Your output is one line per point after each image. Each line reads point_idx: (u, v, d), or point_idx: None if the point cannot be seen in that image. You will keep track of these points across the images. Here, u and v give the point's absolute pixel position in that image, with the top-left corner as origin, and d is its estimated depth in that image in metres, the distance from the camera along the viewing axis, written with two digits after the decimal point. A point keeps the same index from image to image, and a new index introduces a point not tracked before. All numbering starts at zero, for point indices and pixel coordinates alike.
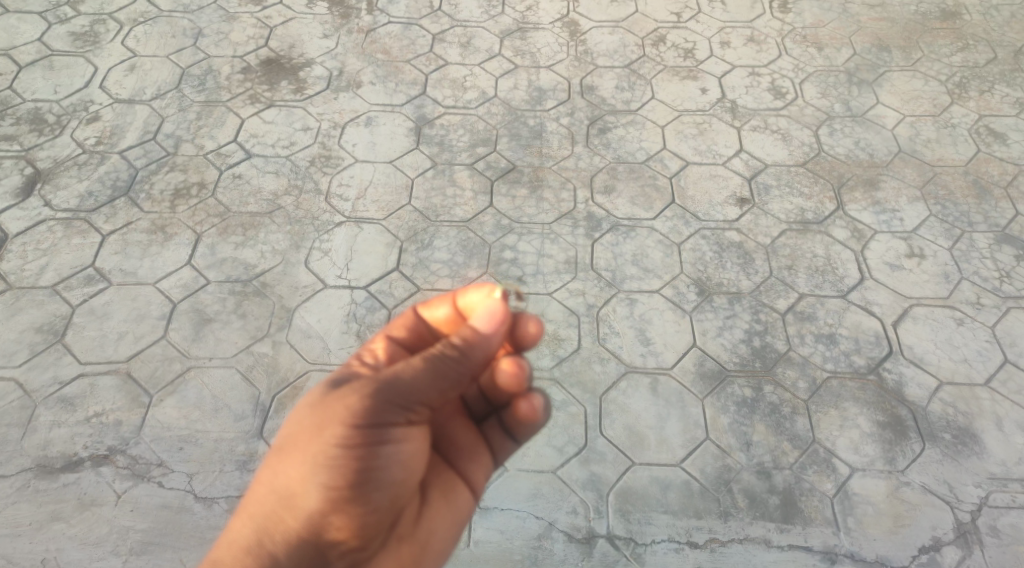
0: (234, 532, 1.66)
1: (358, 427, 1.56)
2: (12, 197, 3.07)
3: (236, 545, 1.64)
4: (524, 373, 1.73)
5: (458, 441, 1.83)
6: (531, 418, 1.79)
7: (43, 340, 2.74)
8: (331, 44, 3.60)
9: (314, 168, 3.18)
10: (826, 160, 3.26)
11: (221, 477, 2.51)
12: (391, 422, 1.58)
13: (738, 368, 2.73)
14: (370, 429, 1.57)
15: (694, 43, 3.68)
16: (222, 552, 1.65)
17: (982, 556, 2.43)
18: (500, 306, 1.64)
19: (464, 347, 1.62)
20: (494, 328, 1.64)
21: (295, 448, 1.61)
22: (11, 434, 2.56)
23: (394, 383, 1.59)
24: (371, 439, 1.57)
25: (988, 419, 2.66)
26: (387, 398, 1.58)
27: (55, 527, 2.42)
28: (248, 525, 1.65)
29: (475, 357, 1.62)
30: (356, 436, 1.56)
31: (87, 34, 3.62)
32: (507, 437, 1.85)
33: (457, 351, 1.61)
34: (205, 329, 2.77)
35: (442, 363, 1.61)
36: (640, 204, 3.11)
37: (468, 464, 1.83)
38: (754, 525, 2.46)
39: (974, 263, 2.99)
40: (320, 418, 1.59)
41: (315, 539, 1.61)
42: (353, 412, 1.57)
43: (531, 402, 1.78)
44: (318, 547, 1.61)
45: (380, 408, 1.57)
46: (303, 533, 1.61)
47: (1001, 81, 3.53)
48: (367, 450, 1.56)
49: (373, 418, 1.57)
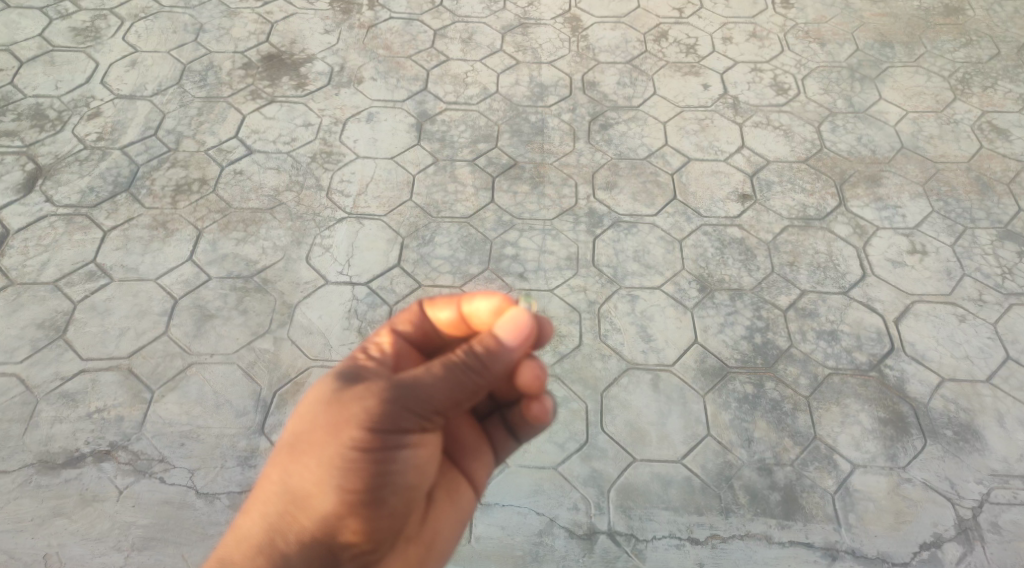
0: (242, 528, 1.65)
1: (375, 432, 1.56)
2: (14, 193, 3.07)
3: (244, 543, 1.63)
4: (542, 377, 1.70)
5: (462, 440, 1.82)
6: (540, 419, 1.78)
7: (45, 336, 2.74)
8: (332, 40, 3.60)
9: (316, 164, 3.18)
10: (828, 156, 3.26)
11: (223, 473, 2.51)
12: (406, 428, 1.58)
13: (740, 364, 2.73)
14: (386, 435, 1.56)
15: (695, 38, 3.67)
16: (231, 549, 1.63)
17: (983, 552, 2.42)
18: (525, 317, 1.60)
19: (484, 357, 1.58)
20: (517, 341, 1.59)
21: (308, 448, 1.60)
22: (13, 429, 2.56)
23: (412, 388, 1.57)
24: (386, 444, 1.56)
25: (989, 416, 2.65)
26: (403, 404, 1.56)
27: (57, 523, 2.42)
28: (259, 522, 1.64)
29: (495, 369, 1.59)
30: (372, 440, 1.56)
31: (88, 30, 3.61)
32: (510, 437, 1.86)
33: (477, 361, 1.58)
34: (206, 325, 2.78)
35: (460, 372, 1.57)
36: (641, 200, 3.11)
37: (472, 463, 1.82)
38: (755, 521, 2.46)
39: (976, 259, 2.98)
40: (335, 419, 1.58)
41: (328, 540, 1.61)
42: (370, 416, 1.56)
43: (543, 404, 1.76)
44: (329, 547, 1.61)
45: (397, 413, 1.56)
46: (316, 534, 1.60)
47: (1004, 76, 3.52)
48: (383, 455, 1.56)
49: (390, 423, 1.56)
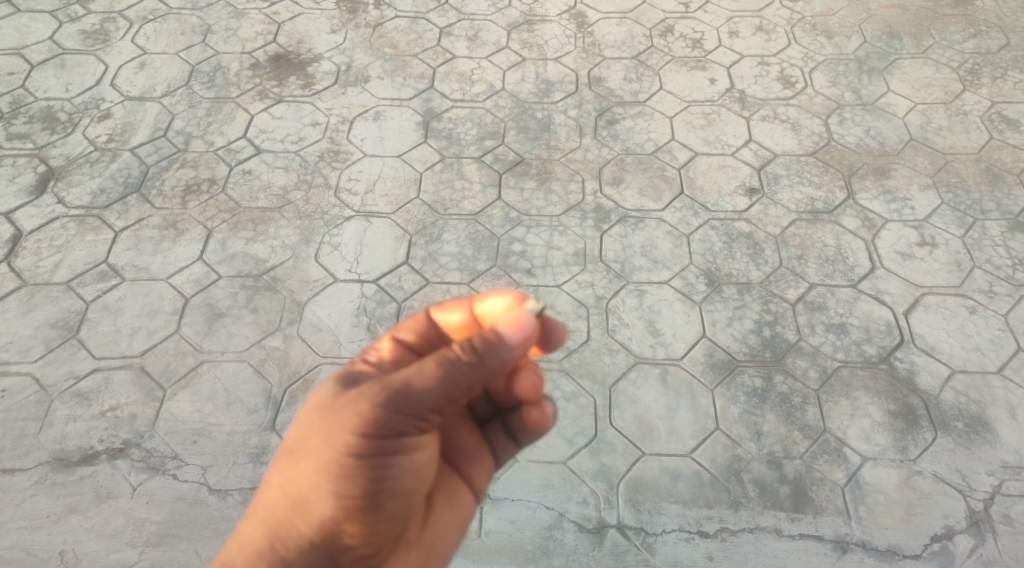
0: (243, 534, 1.66)
1: (370, 437, 1.57)
2: (27, 195, 3.11)
3: (246, 548, 1.64)
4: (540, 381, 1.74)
5: (461, 444, 1.83)
6: (540, 426, 1.79)
7: (59, 336, 2.77)
8: (339, 40, 3.61)
9: (324, 163, 3.20)
10: (836, 149, 3.25)
11: (234, 469, 2.53)
12: (401, 432, 1.58)
13: (749, 358, 2.73)
14: (381, 439, 1.57)
15: (701, 33, 3.67)
16: (233, 554, 1.64)
17: (995, 544, 2.42)
18: (527, 315, 1.59)
19: (482, 352, 1.57)
20: (518, 336, 1.58)
21: (307, 455, 1.61)
22: (28, 428, 2.60)
23: (405, 391, 1.57)
24: (382, 449, 1.57)
25: (1000, 407, 2.64)
26: (397, 409, 1.57)
27: (73, 519, 2.45)
28: (260, 528, 1.65)
29: (491, 364, 1.57)
30: (368, 446, 1.57)
31: (97, 33, 3.65)
32: (510, 441, 1.84)
33: (471, 357, 1.56)
34: (217, 323, 2.80)
35: (455, 369, 1.56)
36: (648, 195, 3.11)
37: (471, 468, 1.83)
38: (764, 515, 2.46)
39: (987, 251, 2.97)
40: (330, 426, 1.59)
41: (327, 545, 1.61)
42: (364, 421, 1.57)
43: (543, 410, 1.78)
44: (330, 552, 1.62)
45: (390, 418, 1.57)
46: (316, 539, 1.61)
47: (1014, 67, 3.50)
48: (378, 460, 1.57)
49: (385, 428, 1.57)
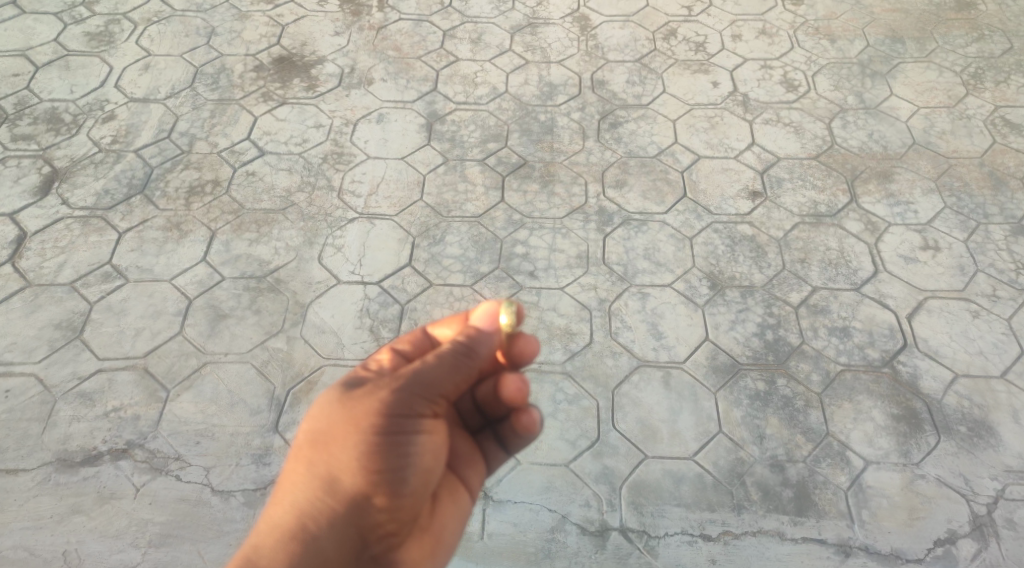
0: (271, 518, 1.62)
1: (389, 418, 1.57)
2: (30, 196, 3.11)
3: (275, 529, 1.60)
4: (526, 388, 1.74)
5: (456, 449, 1.82)
6: (529, 430, 1.81)
7: (62, 336, 2.77)
8: (342, 42, 3.62)
9: (327, 164, 3.21)
10: (839, 153, 3.25)
11: (237, 470, 2.53)
12: (417, 413, 1.60)
13: (752, 362, 2.73)
14: (399, 420, 1.58)
15: (705, 36, 3.67)
16: (264, 536, 1.60)
17: (998, 549, 2.41)
18: (497, 306, 1.72)
19: (469, 342, 1.66)
20: (494, 327, 1.70)
21: (333, 438, 1.59)
22: (32, 428, 2.60)
23: (418, 375, 1.61)
24: (401, 429, 1.58)
25: (1004, 412, 2.63)
26: (413, 391, 1.60)
27: (76, 520, 2.45)
28: (287, 510, 1.61)
29: (480, 353, 1.66)
30: (388, 424, 1.57)
31: (102, 34, 3.66)
32: (502, 448, 1.86)
33: (465, 346, 1.65)
34: (221, 324, 2.80)
35: (454, 358, 1.64)
36: (651, 199, 3.11)
37: (467, 470, 1.81)
38: (768, 518, 2.45)
39: (990, 255, 2.97)
40: (351, 411, 1.59)
41: (354, 524, 1.58)
42: (383, 404, 1.58)
43: (531, 415, 1.79)
44: (356, 532, 1.59)
45: (409, 399, 1.59)
46: (343, 517, 1.58)
47: (1017, 70, 3.50)
48: (399, 438, 1.57)
49: (403, 409, 1.58)
